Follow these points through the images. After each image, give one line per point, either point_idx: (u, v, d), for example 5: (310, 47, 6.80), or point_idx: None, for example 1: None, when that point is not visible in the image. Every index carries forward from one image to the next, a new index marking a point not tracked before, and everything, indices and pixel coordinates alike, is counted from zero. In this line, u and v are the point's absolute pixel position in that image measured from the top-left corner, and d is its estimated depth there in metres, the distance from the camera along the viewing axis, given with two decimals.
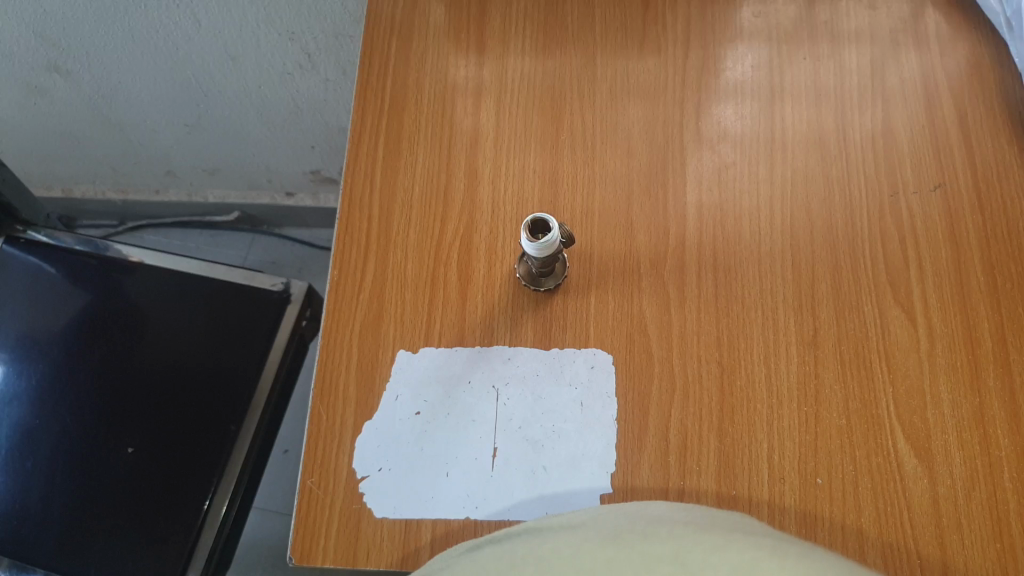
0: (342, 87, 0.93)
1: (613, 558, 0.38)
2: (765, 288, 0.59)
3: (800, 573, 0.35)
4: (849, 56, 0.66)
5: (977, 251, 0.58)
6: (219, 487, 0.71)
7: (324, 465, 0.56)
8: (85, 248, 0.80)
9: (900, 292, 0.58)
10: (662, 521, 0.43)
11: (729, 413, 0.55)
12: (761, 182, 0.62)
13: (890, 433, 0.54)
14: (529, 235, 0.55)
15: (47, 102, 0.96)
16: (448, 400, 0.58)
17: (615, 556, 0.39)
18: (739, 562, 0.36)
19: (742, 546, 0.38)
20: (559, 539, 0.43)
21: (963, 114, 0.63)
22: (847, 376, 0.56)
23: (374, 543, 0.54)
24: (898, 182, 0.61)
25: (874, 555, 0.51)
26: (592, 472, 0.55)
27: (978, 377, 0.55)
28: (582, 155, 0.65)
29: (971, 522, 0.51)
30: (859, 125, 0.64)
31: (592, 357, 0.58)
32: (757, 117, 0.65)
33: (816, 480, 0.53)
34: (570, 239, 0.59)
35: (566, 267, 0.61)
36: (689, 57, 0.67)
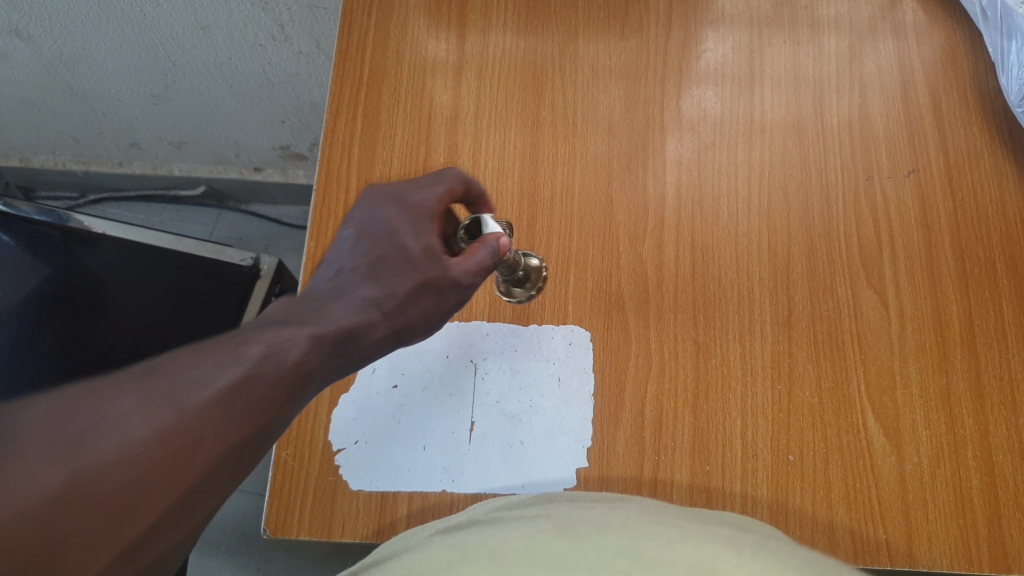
0: (314, 60, 0.91)
1: (567, 550, 0.35)
2: (741, 268, 0.59)
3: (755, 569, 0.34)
4: (828, 42, 0.67)
5: (948, 236, 0.59)
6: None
7: (300, 437, 0.56)
8: (46, 218, 0.77)
9: (873, 273, 0.59)
10: (617, 512, 0.40)
11: (704, 390, 0.56)
12: (740, 163, 0.63)
13: (861, 411, 0.55)
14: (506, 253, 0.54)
15: (7, 67, 0.93)
16: (426, 374, 0.58)
17: (569, 548, 0.36)
18: (699, 561, 0.34)
19: (702, 543, 0.36)
20: (512, 529, 0.39)
21: (937, 102, 0.64)
22: (820, 356, 0.56)
23: (349, 515, 0.54)
24: (873, 167, 0.62)
25: (843, 530, 0.52)
26: (568, 447, 0.55)
27: (946, 358, 0.56)
28: (563, 133, 0.65)
29: (936, 499, 0.52)
30: (837, 110, 0.64)
31: (569, 333, 0.58)
32: (736, 100, 0.65)
33: (788, 456, 0.54)
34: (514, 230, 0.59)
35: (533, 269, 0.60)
36: (670, 37, 0.67)
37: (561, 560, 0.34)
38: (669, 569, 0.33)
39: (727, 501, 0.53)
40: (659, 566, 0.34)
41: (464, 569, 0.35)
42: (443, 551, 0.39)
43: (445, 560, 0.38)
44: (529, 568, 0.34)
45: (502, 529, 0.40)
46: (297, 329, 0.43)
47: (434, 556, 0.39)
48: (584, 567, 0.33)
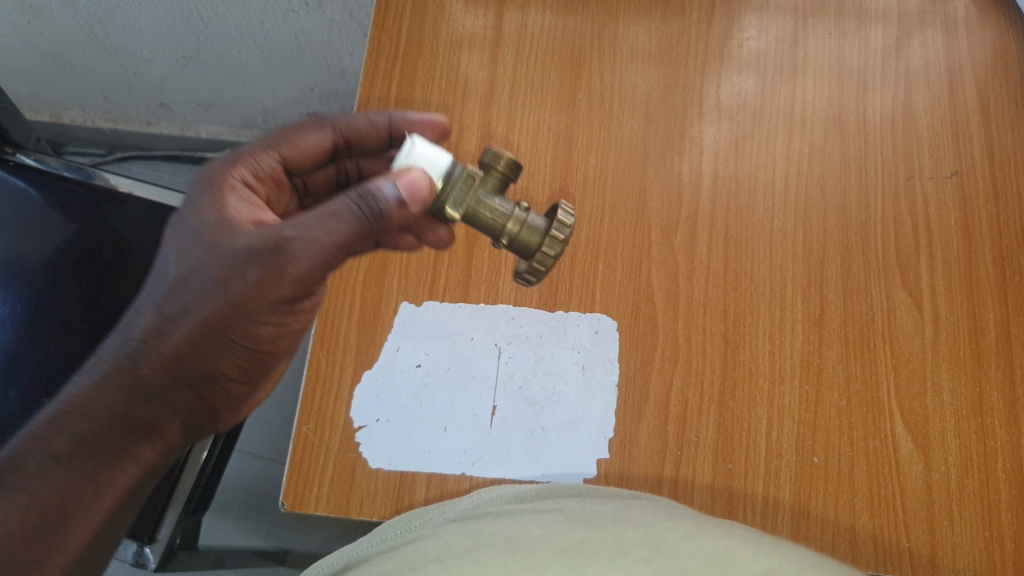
0: (347, 28, 0.90)
1: (586, 539, 0.35)
2: (774, 264, 0.58)
3: (775, 563, 0.34)
4: (875, 35, 0.65)
5: (988, 241, 0.58)
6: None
7: (321, 411, 0.56)
8: (75, 175, 0.74)
9: (909, 276, 0.57)
10: (634, 508, 0.40)
11: (731, 386, 0.55)
12: (778, 156, 0.62)
13: (889, 416, 0.54)
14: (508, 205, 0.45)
15: (41, 22, 0.92)
16: (450, 355, 0.57)
17: (586, 537, 0.36)
18: (718, 553, 0.34)
19: (719, 539, 0.36)
20: (526, 519, 0.39)
21: (985, 102, 0.62)
22: (850, 357, 0.56)
23: (367, 493, 0.54)
24: (915, 166, 0.61)
25: (865, 536, 0.51)
26: (590, 436, 0.55)
27: (980, 366, 0.55)
28: (598, 117, 0.64)
29: (962, 510, 0.51)
30: (880, 106, 0.63)
31: (596, 322, 0.58)
32: (778, 90, 0.64)
33: (813, 458, 0.53)
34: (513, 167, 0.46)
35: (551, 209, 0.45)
36: (713, 22, 0.65)
37: (580, 549, 0.34)
38: (687, 561, 0.33)
39: (748, 500, 0.52)
40: (678, 558, 0.34)
41: (481, 554, 0.35)
42: (459, 538, 0.39)
43: (462, 546, 0.38)
44: (549, 556, 0.34)
45: (518, 518, 0.40)
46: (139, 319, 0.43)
47: (450, 543, 0.39)
48: (602, 556, 0.34)
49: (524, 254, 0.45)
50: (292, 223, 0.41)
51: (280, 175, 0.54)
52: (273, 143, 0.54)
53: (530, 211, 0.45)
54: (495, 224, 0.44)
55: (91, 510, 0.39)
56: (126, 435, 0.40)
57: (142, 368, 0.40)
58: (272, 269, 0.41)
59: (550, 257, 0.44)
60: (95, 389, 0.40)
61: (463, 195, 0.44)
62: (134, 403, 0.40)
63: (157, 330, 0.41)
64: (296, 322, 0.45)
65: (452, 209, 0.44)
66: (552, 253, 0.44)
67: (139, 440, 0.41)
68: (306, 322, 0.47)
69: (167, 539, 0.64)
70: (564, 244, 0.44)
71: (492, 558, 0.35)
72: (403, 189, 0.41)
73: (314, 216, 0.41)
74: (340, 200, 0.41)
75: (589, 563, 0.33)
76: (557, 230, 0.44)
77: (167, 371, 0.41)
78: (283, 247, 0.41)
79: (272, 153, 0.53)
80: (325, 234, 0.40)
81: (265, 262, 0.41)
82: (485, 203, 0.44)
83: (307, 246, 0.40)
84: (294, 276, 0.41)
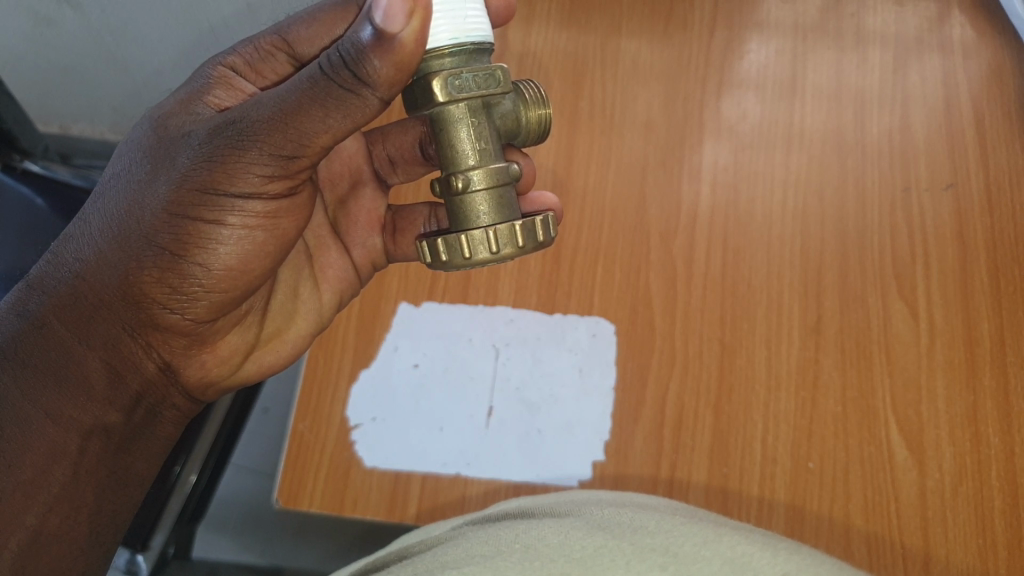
0: None
1: (601, 548, 0.35)
2: (771, 271, 0.59)
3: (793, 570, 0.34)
4: (873, 52, 0.66)
5: (984, 252, 0.58)
6: (190, 454, 0.64)
7: (318, 411, 0.57)
8: (83, 183, 0.74)
9: (905, 286, 0.58)
10: (652, 511, 0.40)
11: (727, 391, 0.55)
12: (777, 167, 0.62)
13: (885, 424, 0.54)
14: (484, 171, 0.40)
15: (54, 35, 0.92)
16: (449, 356, 0.58)
17: (603, 545, 0.35)
18: (737, 558, 0.34)
19: (738, 543, 0.36)
20: (544, 525, 0.38)
21: (980, 118, 0.63)
22: (846, 364, 0.56)
23: (362, 491, 0.54)
24: (911, 178, 0.61)
25: (859, 543, 0.51)
26: (586, 439, 0.55)
27: (974, 375, 0.55)
28: (599, 125, 0.65)
29: (956, 518, 0.51)
30: (878, 120, 0.64)
31: (594, 326, 0.58)
32: (777, 103, 0.65)
33: (809, 464, 0.53)
34: (514, 178, 0.41)
35: (533, 224, 0.40)
36: (714, 37, 0.67)
37: (597, 557, 0.34)
38: (705, 567, 0.33)
39: (745, 503, 0.53)
40: (696, 564, 0.34)
41: (501, 565, 0.35)
42: (477, 543, 0.38)
43: (479, 553, 0.37)
44: (566, 565, 0.34)
45: (534, 523, 0.39)
46: (88, 241, 0.43)
47: (466, 548, 0.38)
48: (619, 563, 0.33)
49: (469, 211, 0.40)
50: (246, 103, 0.38)
51: (288, 73, 0.49)
52: (283, 27, 0.49)
53: (507, 186, 0.41)
54: (466, 153, 0.40)
55: (29, 457, 0.41)
56: (77, 356, 0.43)
57: (90, 274, 0.42)
58: (216, 152, 0.38)
59: (462, 251, 0.39)
60: (13, 315, 0.43)
61: (471, 85, 0.39)
62: (89, 312, 0.42)
63: (115, 221, 0.42)
64: (245, 226, 0.42)
65: (443, 86, 0.38)
66: (484, 254, 0.39)
67: (94, 354, 0.43)
68: (266, 236, 0.43)
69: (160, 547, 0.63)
70: (491, 257, 0.38)
71: (512, 567, 0.35)
72: (380, 11, 0.34)
73: (277, 88, 0.38)
74: (309, 66, 0.37)
75: (608, 570, 0.33)
76: (519, 233, 0.39)
77: (108, 271, 0.42)
78: (231, 124, 0.38)
79: (279, 45, 0.49)
80: (284, 106, 0.37)
81: (214, 144, 0.38)
82: (479, 121, 0.40)
83: (256, 125, 0.37)
84: (240, 161, 0.38)
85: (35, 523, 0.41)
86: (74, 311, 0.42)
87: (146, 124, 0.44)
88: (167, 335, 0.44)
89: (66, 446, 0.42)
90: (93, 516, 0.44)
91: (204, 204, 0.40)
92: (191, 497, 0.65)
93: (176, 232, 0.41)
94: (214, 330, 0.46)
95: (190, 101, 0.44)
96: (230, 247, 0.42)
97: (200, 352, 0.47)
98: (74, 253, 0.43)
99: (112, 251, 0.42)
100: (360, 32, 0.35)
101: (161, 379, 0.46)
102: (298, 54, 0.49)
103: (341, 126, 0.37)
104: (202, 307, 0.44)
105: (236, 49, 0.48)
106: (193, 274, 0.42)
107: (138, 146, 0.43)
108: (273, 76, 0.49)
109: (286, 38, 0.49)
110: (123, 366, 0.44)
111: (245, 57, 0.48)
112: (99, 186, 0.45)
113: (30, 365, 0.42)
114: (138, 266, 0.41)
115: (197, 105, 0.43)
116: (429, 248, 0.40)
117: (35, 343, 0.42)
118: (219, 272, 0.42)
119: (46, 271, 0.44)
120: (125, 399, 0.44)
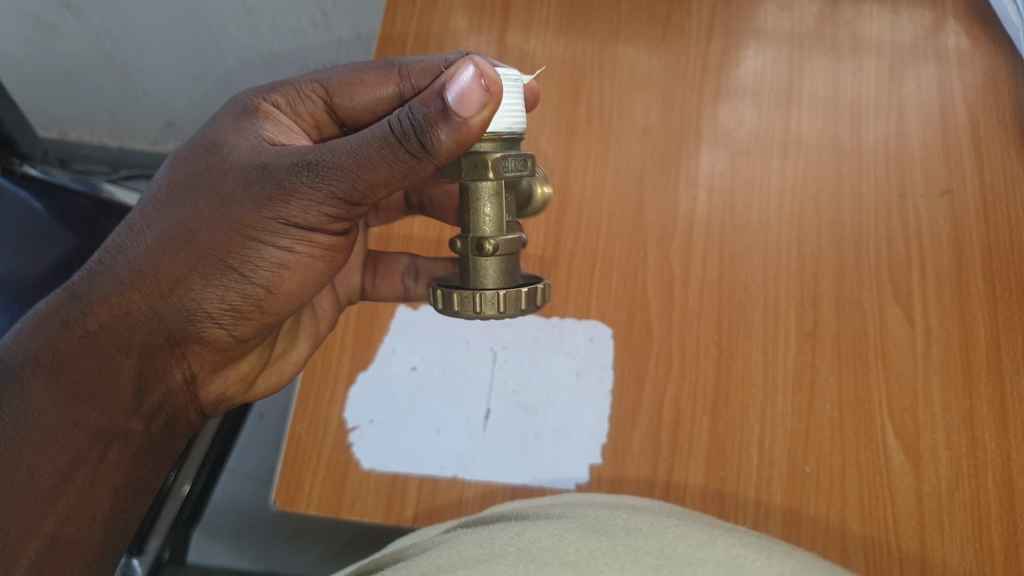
0: (353, 51, 0.87)
1: (595, 550, 0.35)
2: (768, 275, 0.59)
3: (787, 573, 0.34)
4: (869, 60, 0.66)
5: (980, 258, 0.58)
6: (185, 462, 0.64)
7: (315, 413, 0.57)
8: (82, 187, 0.74)
9: (901, 291, 0.58)
10: (648, 514, 0.40)
11: (724, 395, 0.55)
12: (774, 172, 0.63)
13: (881, 428, 0.54)
14: (509, 238, 0.42)
15: (54, 39, 0.92)
16: (446, 359, 0.58)
17: (597, 548, 0.35)
18: (730, 560, 0.34)
19: (732, 545, 0.36)
20: (538, 529, 0.38)
21: (975, 125, 0.63)
22: (842, 369, 0.56)
23: (359, 493, 0.54)
24: (907, 185, 0.62)
25: (855, 547, 0.51)
26: (583, 442, 0.55)
27: (969, 380, 0.55)
28: (597, 131, 0.65)
29: (951, 522, 0.51)
30: (874, 127, 0.64)
31: (591, 329, 0.59)
32: (774, 110, 0.65)
33: (805, 468, 0.53)
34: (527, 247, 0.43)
35: (543, 294, 0.42)
36: (712, 43, 0.67)
37: (591, 558, 0.34)
38: (699, 568, 0.33)
39: (741, 506, 0.53)
40: (690, 565, 0.34)
41: (495, 566, 0.34)
42: (471, 546, 0.38)
43: (472, 556, 0.37)
44: (560, 566, 0.34)
45: (529, 526, 0.39)
46: (138, 250, 0.42)
47: (459, 552, 0.38)
48: (612, 563, 0.33)
49: (486, 271, 0.42)
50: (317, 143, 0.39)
51: (322, 120, 0.50)
52: (323, 76, 0.49)
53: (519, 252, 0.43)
54: (493, 220, 0.42)
55: (51, 465, 0.40)
56: (115, 366, 0.42)
57: (142, 288, 0.41)
58: (286, 188, 0.39)
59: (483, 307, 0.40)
60: (49, 318, 0.42)
61: (514, 167, 0.41)
62: (134, 324, 0.42)
63: (169, 237, 0.42)
64: (305, 257, 0.42)
65: (494, 167, 0.40)
66: (491, 313, 0.40)
67: (133, 366, 0.42)
68: (317, 272, 0.44)
69: (156, 552, 0.62)
70: (507, 316, 0.40)
71: (506, 567, 0.34)
72: (456, 95, 0.36)
73: (347, 137, 0.38)
74: (379, 124, 0.37)
75: (603, 570, 0.33)
76: (529, 299, 0.41)
77: (158, 286, 0.41)
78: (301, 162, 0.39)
79: (318, 91, 0.49)
80: (353, 156, 0.37)
81: (284, 180, 0.39)
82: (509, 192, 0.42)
83: (328, 167, 0.38)
84: (307, 201, 0.39)
85: (53, 530, 0.40)
86: (118, 319, 0.42)
87: (197, 148, 0.43)
88: (205, 352, 0.44)
89: (88, 453, 0.42)
90: (108, 523, 0.44)
91: (266, 236, 0.40)
92: (185, 504, 0.64)
93: (232, 259, 0.41)
94: (245, 350, 0.47)
95: (242, 129, 0.44)
96: (285, 279, 0.43)
97: (225, 369, 0.47)
98: (121, 259, 0.42)
99: (166, 265, 0.41)
100: (429, 105, 0.36)
101: (184, 391, 0.46)
102: (335, 104, 0.49)
103: (399, 183, 0.38)
104: (248, 332, 0.44)
105: (277, 87, 0.48)
106: (245, 303, 0.43)
107: (194, 166, 0.43)
108: (309, 119, 0.49)
109: (327, 85, 0.49)
110: (155, 378, 0.43)
111: (286, 97, 0.48)
112: (147, 197, 0.44)
113: (66, 374, 0.41)
114: (192, 288, 0.41)
115: (251, 134, 0.43)
116: (444, 298, 0.41)
117: (72, 351, 0.41)
118: (270, 301, 0.43)
119: (88, 278, 0.43)
120: (148, 408, 0.44)
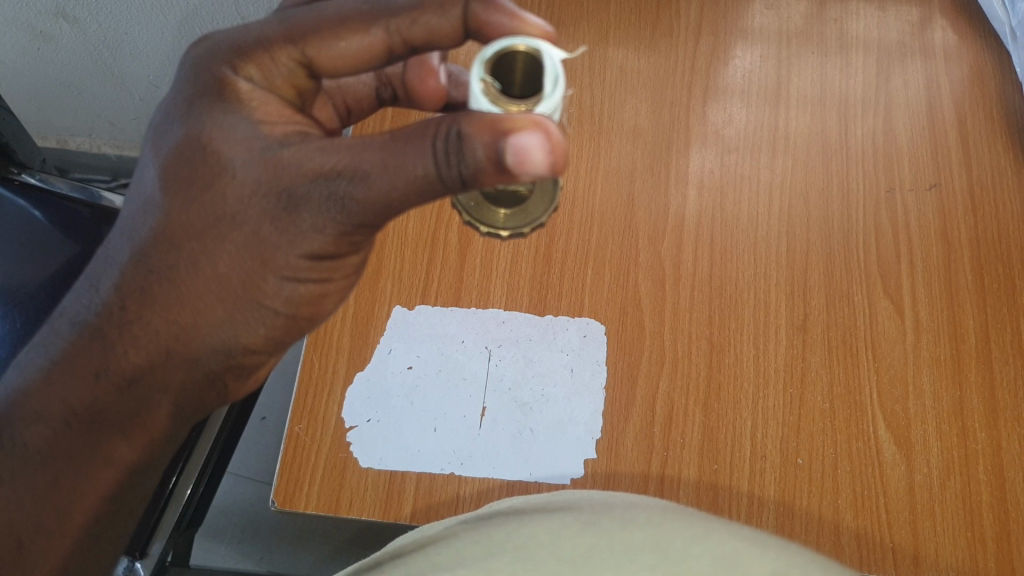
0: None
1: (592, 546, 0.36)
2: (758, 271, 0.60)
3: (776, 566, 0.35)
4: (857, 57, 0.67)
5: (967, 250, 0.59)
6: (186, 466, 0.64)
7: (313, 412, 0.57)
8: (81, 196, 0.74)
9: (891, 284, 0.59)
10: (643, 508, 0.40)
11: (716, 389, 0.56)
12: (762, 170, 0.63)
13: (873, 420, 0.55)
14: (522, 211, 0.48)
15: (51, 48, 0.93)
16: (441, 357, 0.59)
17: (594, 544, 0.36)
18: (724, 553, 0.35)
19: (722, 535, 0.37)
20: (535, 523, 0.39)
21: (962, 119, 0.64)
22: (833, 362, 0.57)
23: (357, 492, 0.55)
24: (895, 179, 0.62)
25: (849, 537, 0.52)
26: (578, 437, 0.56)
27: (960, 370, 0.56)
28: (588, 129, 0.65)
29: (944, 512, 0.52)
30: (861, 125, 0.65)
31: (584, 326, 0.59)
32: (762, 109, 0.66)
33: (797, 460, 0.54)
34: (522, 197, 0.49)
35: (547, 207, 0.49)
36: (700, 42, 0.68)
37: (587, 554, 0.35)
38: (693, 564, 0.35)
39: (735, 499, 0.53)
40: (685, 560, 0.35)
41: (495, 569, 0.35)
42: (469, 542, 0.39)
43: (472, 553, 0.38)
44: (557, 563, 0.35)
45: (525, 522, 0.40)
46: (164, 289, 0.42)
47: (458, 549, 0.39)
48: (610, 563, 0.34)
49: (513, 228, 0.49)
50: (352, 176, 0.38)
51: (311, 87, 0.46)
52: (294, 30, 0.43)
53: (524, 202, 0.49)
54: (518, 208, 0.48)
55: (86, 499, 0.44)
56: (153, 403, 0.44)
57: (179, 335, 0.42)
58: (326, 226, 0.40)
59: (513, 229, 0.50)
60: (75, 362, 0.43)
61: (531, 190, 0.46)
62: (177, 369, 0.43)
63: (186, 276, 0.42)
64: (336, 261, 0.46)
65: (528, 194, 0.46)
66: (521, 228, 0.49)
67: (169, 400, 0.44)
68: None
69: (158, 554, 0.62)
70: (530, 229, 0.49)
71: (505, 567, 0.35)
72: (520, 155, 0.36)
73: (384, 170, 0.38)
74: (419, 158, 0.37)
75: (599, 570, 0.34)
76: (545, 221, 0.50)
77: (192, 330, 0.42)
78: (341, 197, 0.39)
79: (291, 52, 0.43)
80: (395, 191, 0.38)
81: (325, 220, 0.40)
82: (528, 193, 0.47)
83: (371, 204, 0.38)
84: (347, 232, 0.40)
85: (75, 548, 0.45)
86: (157, 364, 0.43)
87: (197, 164, 0.41)
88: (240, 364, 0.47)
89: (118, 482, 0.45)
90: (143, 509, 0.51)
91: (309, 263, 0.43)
92: (186, 508, 0.64)
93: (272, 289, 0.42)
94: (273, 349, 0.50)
95: (233, 132, 0.41)
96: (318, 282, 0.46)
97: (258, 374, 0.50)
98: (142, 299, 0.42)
99: (204, 312, 0.42)
100: (484, 150, 0.36)
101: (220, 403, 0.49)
102: (315, 65, 0.44)
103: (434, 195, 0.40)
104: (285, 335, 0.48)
105: (245, 55, 0.42)
106: None
107: (203, 187, 0.41)
108: (290, 86, 0.44)
109: (301, 46, 0.43)
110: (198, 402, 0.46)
111: (260, 68, 0.43)
112: (147, 213, 0.42)
113: (103, 418, 0.43)
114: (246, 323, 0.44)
115: (247, 140, 0.41)
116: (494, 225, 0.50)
117: (110, 398, 0.43)
118: None
119: (106, 317, 0.42)
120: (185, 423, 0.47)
